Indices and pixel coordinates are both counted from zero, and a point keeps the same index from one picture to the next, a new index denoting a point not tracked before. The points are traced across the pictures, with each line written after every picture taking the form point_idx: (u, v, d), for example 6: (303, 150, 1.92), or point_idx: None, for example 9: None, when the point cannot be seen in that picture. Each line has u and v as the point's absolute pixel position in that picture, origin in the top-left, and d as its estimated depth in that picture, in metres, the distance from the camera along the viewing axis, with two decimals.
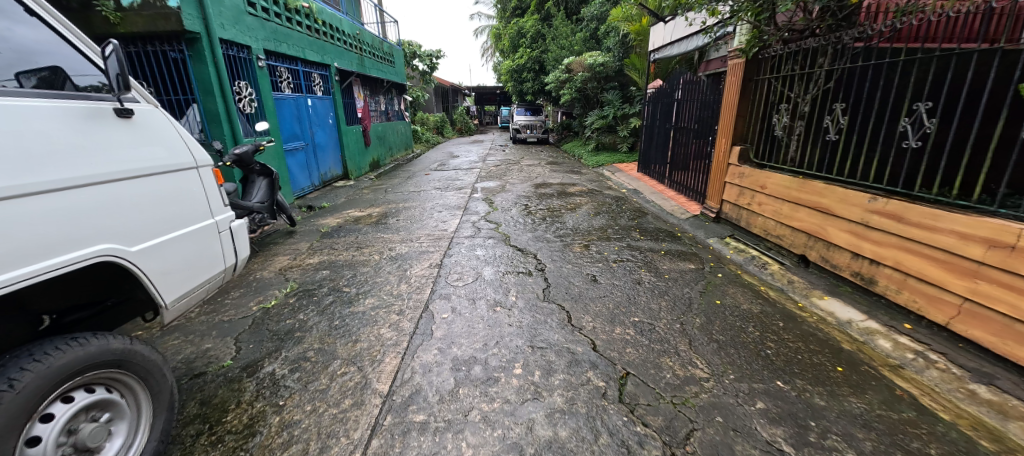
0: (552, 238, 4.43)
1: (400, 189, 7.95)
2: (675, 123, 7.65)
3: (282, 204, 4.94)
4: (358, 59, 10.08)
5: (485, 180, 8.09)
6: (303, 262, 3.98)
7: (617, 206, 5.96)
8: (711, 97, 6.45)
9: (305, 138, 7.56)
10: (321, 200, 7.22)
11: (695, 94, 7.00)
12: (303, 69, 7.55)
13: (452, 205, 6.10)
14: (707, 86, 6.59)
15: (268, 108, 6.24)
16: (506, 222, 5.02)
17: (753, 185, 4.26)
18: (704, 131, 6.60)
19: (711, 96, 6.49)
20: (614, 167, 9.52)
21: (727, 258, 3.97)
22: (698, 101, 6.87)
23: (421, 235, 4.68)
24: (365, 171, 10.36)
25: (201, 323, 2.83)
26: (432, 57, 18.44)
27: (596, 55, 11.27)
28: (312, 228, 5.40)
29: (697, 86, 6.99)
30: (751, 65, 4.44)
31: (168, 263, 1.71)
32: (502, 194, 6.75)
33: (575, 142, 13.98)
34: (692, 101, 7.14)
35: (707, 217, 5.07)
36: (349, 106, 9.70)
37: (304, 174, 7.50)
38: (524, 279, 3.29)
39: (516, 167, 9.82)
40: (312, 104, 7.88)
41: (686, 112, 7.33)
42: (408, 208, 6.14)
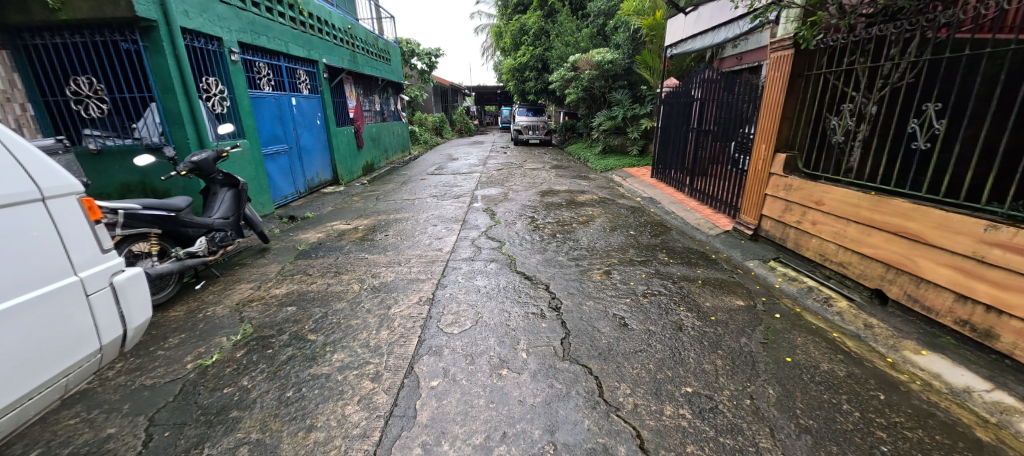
0: (566, 261, 3.76)
1: (393, 197, 7.27)
2: (694, 124, 6.97)
3: (252, 217, 4.26)
4: (350, 56, 9.40)
5: (486, 187, 7.40)
6: (268, 293, 3.31)
7: (635, 219, 5.28)
8: (736, 95, 5.78)
9: (289, 140, 6.90)
10: (305, 209, 6.56)
11: (718, 93, 6.33)
12: (286, 65, 6.90)
13: (449, 217, 5.42)
14: (732, 84, 5.93)
15: (244, 107, 5.59)
16: (511, 240, 4.35)
17: (804, 199, 3.60)
18: (729, 134, 5.93)
19: (735, 95, 5.82)
20: (625, 171, 8.83)
21: (778, 289, 3.30)
22: (721, 100, 6.21)
23: (411, 256, 4.01)
24: (357, 175, 9.69)
25: (115, 390, 2.16)
26: (430, 55, 17.79)
27: (604, 52, 10.58)
28: (289, 245, 4.72)
29: (719, 84, 6.33)
30: (801, 57, 3.75)
31: (12, 348, 1.21)
32: (504, 203, 6.07)
33: (580, 144, 13.31)
34: (714, 101, 6.47)
35: (741, 234, 4.42)
36: (340, 106, 9.03)
37: (288, 180, 6.85)
38: (536, 323, 2.62)
39: (519, 172, 9.14)
40: (297, 103, 7.20)
41: (707, 113, 6.66)
42: (400, 221, 5.46)
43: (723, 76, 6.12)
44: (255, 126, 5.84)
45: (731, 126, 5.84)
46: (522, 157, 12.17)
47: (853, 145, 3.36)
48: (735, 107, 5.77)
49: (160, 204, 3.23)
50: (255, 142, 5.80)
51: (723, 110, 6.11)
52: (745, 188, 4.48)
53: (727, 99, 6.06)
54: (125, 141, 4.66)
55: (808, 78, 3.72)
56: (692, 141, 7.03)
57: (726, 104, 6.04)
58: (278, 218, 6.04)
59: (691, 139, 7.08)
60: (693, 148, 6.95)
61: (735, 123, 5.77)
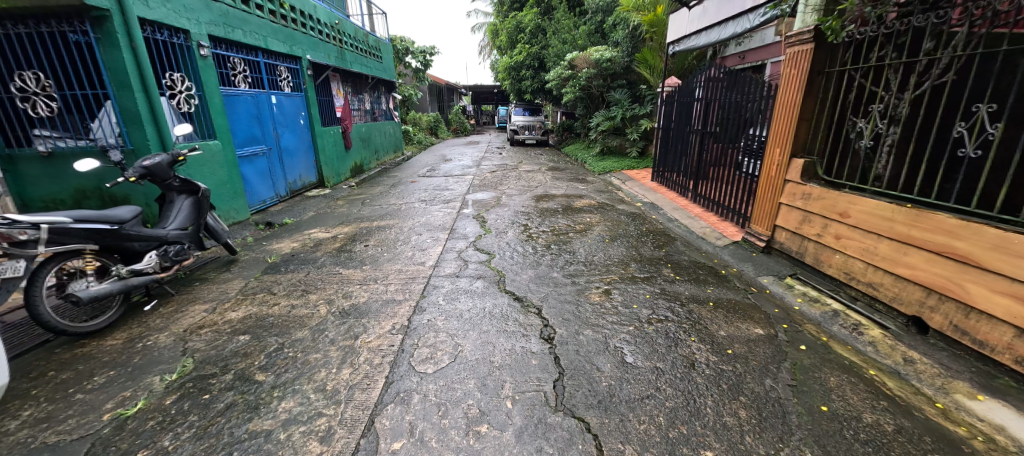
0: (561, 277, 3.37)
1: (380, 201, 6.88)
2: (696, 125, 6.62)
3: (215, 227, 3.86)
4: (337, 52, 8.99)
5: (478, 191, 7.01)
6: (222, 318, 2.91)
7: (636, 227, 4.91)
8: (742, 95, 5.44)
9: (269, 141, 6.50)
10: (284, 214, 6.16)
11: (722, 92, 5.98)
12: (266, 62, 6.51)
13: (436, 225, 5.02)
14: (736, 83, 5.59)
15: (214, 105, 5.20)
16: (501, 253, 3.96)
17: (825, 210, 3.24)
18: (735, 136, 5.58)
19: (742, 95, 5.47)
20: (624, 174, 8.46)
21: (798, 312, 2.94)
22: (726, 100, 5.86)
23: (390, 271, 3.62)
24: (345, 177, 9.28)
25: (5, 451, 1.76)
26: (425, 54, 17.36)
27: (602, 50, 10.20)
28: (259, 256, 4.32)
29: (723, 83, 5.98)
30: (822, 52, 3.39)
31: None
32: (496, 209, 5.69)
33: (577, 145, 12.94)
34: (718, 101, 6.12)
35: (752, 246, 4.05)
36: (326, 105, 8.62)
37: (267, 183, 6.44)
38: (525, 359, 2.23)
39: (514, 174, 8.75)
40: (277, 101, 6.80)
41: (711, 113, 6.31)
42: (384, 228, 5.06)
43: (727, 75, 5.78)
44: (227, 125, 5.45)
45: (737, 128, 5.50)
46: (517, 158, 11.78)
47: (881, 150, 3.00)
48: (741, 107, 5.43)
49: (101, 217, 2.86)
50: (227, 143, 5.40)
51: (727, 111, 5.77)
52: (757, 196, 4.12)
53: (731, 99, 5.72)
54: (81, 141, 4.25)
55: (830, 75, 3.36)
56: (695, 143, 6.69)
57: (731, 105, 5.71)
58: (254, 225, 5.64)
59: (693, 141, 6.72)
60: (695, 150, 6.60)
61: (741, 124, 5.42)
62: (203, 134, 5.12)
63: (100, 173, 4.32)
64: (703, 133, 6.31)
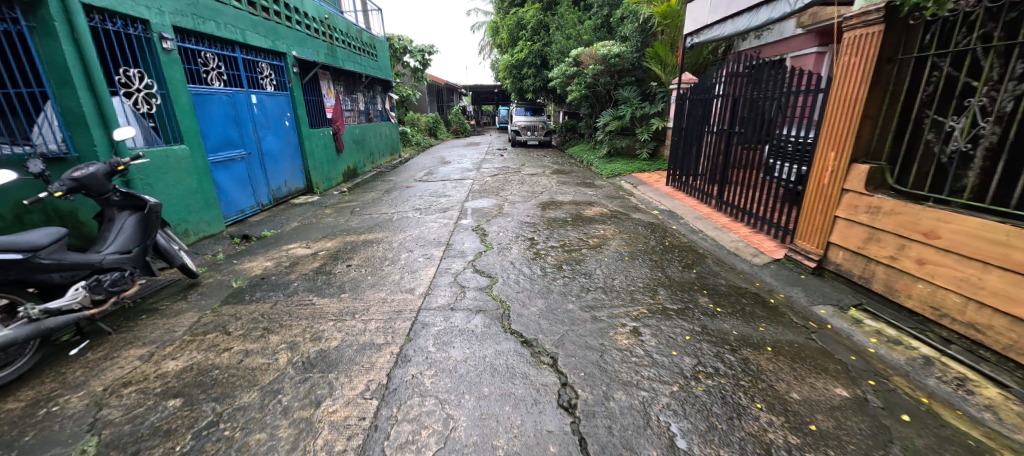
0: (579, 310, 2.76)
1: (371, 209, 6.30)
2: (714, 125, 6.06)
3: (167, 249, 3.30)
4: (327, 49, 8.42)
5: (478, 197, 6.42)
6: (156, 370, 2.32)
7: (657, 241, 4.30)
8: (768, 90, 4.87)
9: (248, 145, 5.94)
10: (264, 226, 5.59)
11: (744, 87, 5.42)
12: (245, 58, 5.95)
13: (430, 239, 4.44)
14: (761, 77, 5.03)
15: (181, 105, 4.65)
16: (505, 276, 3.38)
17: (901, 228, 2.65)
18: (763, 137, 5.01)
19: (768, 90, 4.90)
20: (635, 178, 7.87)
21: (878, 359, 2.34)
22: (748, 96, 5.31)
23: (373, 301, 3.02)
24: (336, 182, 8.70)
25: None
26: (424, 53, 16.79)
27: (609, 45, 9.64)
28: (225, 280, 3.74)
29: (745, 77, 5.41)
30: (893, 35, 2.81)
31: None
32: (498, 219, 5.11)
33: (582, 146, 12.35)
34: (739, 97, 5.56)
35: (800, 267, 3.44)
36: (315, 105, 8.05)
37: (246, 190, 5.87)
38: (541, 445, 1.64)
39: (517, 178, 8.17)
40: (258, 101, 6.22)
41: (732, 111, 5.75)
42: (372, 243, 4.48)
43: (749, 67, 5.22)
44: (197, 128, 4.89)
45: (762, 127, 4.94)
46: (519, 161, 11.21)
47: (977, 155, 2.41)
48: (768, 104, 4.87)
49: (9, 244, 2.30)
50: (197, 147, 4.83)
51: (750, 109, 5.21)
52: (803, 207, 3.53)
53: (755, 95, 5.17)
54: (20, 149, 3.53)
55: (902, 63, 2.78)
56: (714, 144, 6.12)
57: (755, 101, 5.16)
58: (229, 240, 5.08)
59: (711, 141, 6.15)
60: (715, 152, 6.02)
61: (767, 122, 4.86)
62: (167, 138, 4.56)
63: (24, 185, 3.66)
64: (722, 133, 5.74)
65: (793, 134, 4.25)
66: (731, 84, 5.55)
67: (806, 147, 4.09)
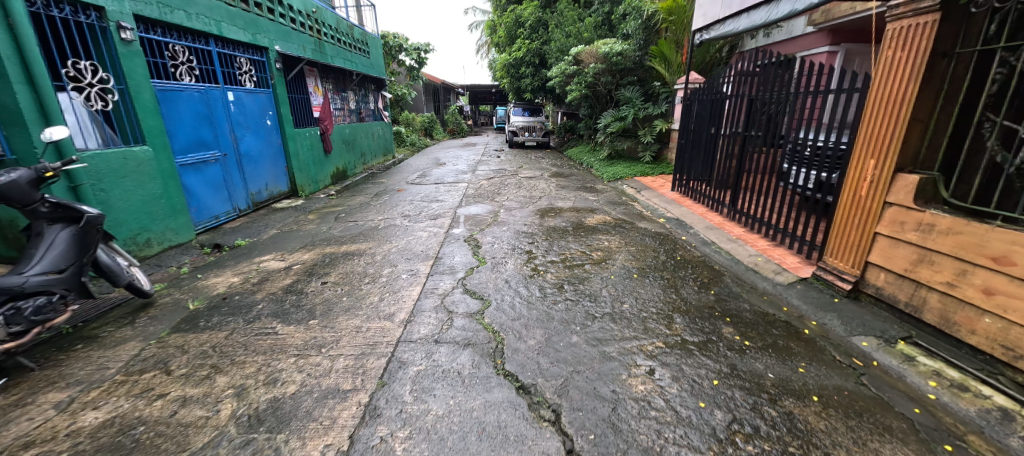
0: (585, 345, 2.35)
1: (357, 215, 5.88)
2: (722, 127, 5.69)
3: (111, 266, 2.87)
4: (315, 44, 7.98)
5: (473, 203, 6.01)
6: (68, 426, 1.89)
7: (668, 255, 3.90)
8: (783, 89, 4.52)
9: (224, 145, 5.52)
10: (239, 234, 5.16)
11: (756, 87, 5.06)
12: (221, 52, 5.53)
13: (418, 252, 4.03)
14: (774, 75, 4.67)
15: (144, 102, 4.22)
16: (499, 298, 2.96)
17: (962, 251, 2.26)
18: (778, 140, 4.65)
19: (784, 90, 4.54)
20: (638, 182, 7.48)
21: (945, 411, 1.95)
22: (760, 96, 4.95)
23: (345, 330, 2.60)
24: (324, 184, 8.27)
25: None
26: (420, 51, 16.38)
27: (611, 43, 9.12)
28: (183, 299, 3.31)
29: (757, 76, 5.05)
30: (950, 26, 2.43)
31: None
32: (492, 228, 4.70)
33: (582, 147, 11.95)
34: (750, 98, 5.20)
35: (831, 289, 3.06)
36: (301, 104, 7.61)
37: (221, 195, 5.45)
38: None
39: (514, 181, 7.76)
40: (236, 98, 5.78)
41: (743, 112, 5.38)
42: (353, 255, 4.06)
43: (761, 65, 4.85)
44: (162, 127, 4.46)
45: (776, 129, 4.58)
46: (516, 162, 10.81)
47: None
48: (782, 104, 4.51)
49: None
50: (161, 149, 4.40)
51: (762, 110, 4.86)
52: (833, 221, 3.15)
53: (767, 95, 4.81)
54: None
55: (960, 58, 2.41)
56: (723, 147, 5.75)
57: (767, 101, 4.79)
58: (199, 250, 4.65)
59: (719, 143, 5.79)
60: (724, 155, 5.66)
61: (781, 125, 4.50)
62: (127, 138, 4.13)
63: None
64: (731, 135, 5.38)
65: (814, 138, 3.90)
66: (741, 83, 5.19)
67: (829, 153, 3.73)
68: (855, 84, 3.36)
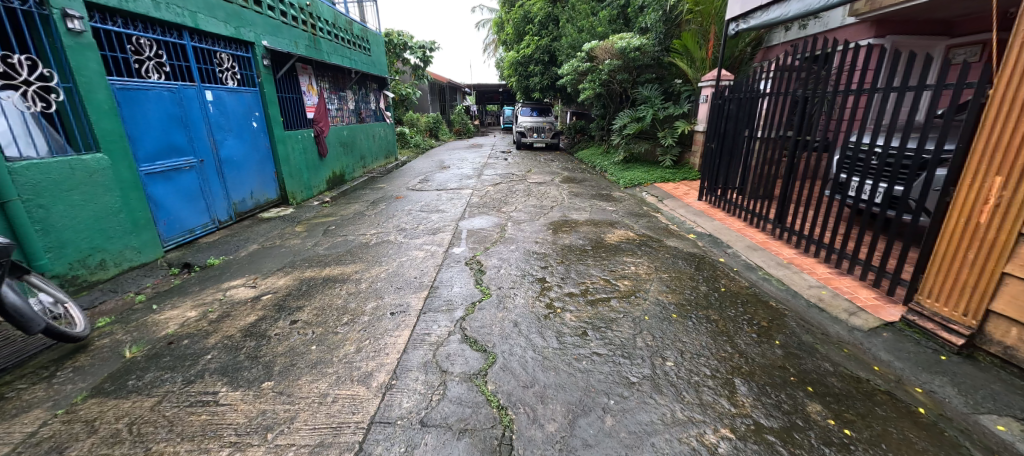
0: (625, 437, 1.71)
1: (350, 227, 5.31)
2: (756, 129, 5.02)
3: (22, 310, 2.30)
4: (308, 40, 7.41)
5: (477, 214, 5.40)
6: None
7: (710, 286, 3.22)
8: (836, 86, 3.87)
9: (202, 150, 4.97)
10: (213, 250, 4.59)
11: (800, 84, 4.40)
12: (198, 47, 4.98)
13: (411, 278, 3.42)
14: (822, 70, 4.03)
15: (100, 103, 3.68)
16: (506, 350, 2.34)
17: None
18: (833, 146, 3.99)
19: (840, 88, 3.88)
20: (659, 189, 6.81)
21: None
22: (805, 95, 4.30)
23: (306, 398, 2.00)
24: (319, 190, 7.72)
25: None
26: (424, 49, 15.76)
27: (628, 37, 8.45)
28: (123, 342, 2.72)
29: (802, 71, 4.39)
30: None
31: None
32: (499, 247, 4.08)
33: (594, 149, 11.29)
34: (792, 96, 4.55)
35: (933, 340, 2.40)
36: (293, 104, 7.05)
37: (198, 205, 4.90)
38: None
39: (523, 188, 7.13)
40: (216, 98, 5.22)
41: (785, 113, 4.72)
42: (335, 282, 3.45)
43: (806, 58, 4.20)
44: (123, 132, 3.92)
45: (827, 132, 3.92)
46: (524, 166, 10.20)
47: None
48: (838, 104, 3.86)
49: None
50: (121, 157, 3.85)
51: (809, 110, 4.21)
52: (931, 252, 2.50)
53: (815, 93, 4.16)
54: None
55: None
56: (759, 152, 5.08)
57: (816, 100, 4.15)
58: (166, 270, 4.09)
59: (753, 148, 5.12)
60: (760, 162, 4.99)
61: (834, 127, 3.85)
62: (81, 144, 3.59)
63: None
64: (770, 138, 4.71)
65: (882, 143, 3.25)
66: (781, 77, 4.52)
67: (902, 161, 3.07)
68: (943, 77, 2.71)
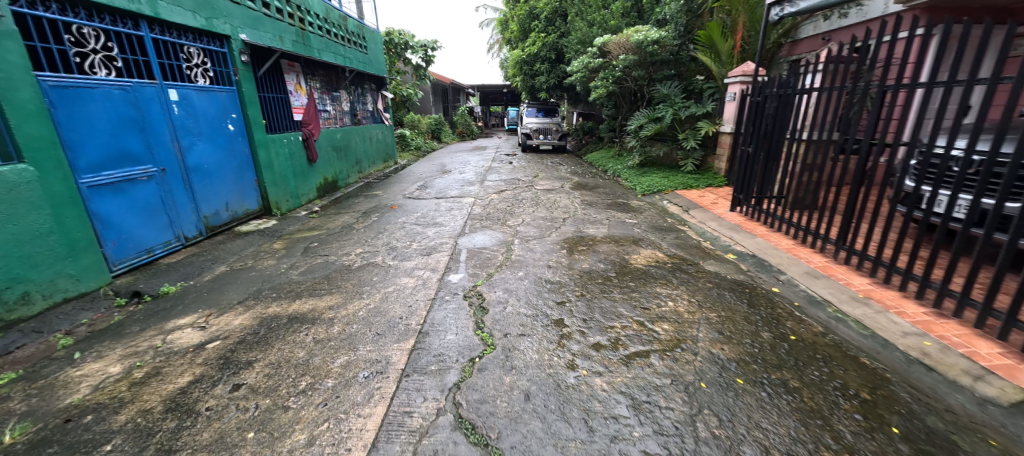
0: None
1: (336, 243, 4.68)
2: (794, 130, 4.37)
3: None
4: (296, 35, 6.77)
5: (479, 229, 4.74)
6: None
7: (775, 333, 2.52)
8: (898, 78, 3.24)
9: (163, 158, 4.34)
10: (172, 275, 3.94)
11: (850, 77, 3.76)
12: (159, 40, 4.35)
13: (396, 318, 2.76)
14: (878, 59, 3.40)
15: (22, 102, 3.05)
16: (517, 444, 1.66)
17: None
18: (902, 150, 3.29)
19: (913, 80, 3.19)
20: (682, 197, 6.11)
21: None
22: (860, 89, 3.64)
23: None
24: (309, 198, 7.09)
25: None
26: (427, 48, 15.04)
27: (644, 30, 7.77)
28: (8, 416, 2.07)
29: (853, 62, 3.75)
30: None
31: None
32: (504, 273, 3.40)
33: (604, 152, 10.60)
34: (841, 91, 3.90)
35: None
36: (278, 105, 6.42)
37: (158, 220, 4.27)
38: None
39: (531, 196, 6.46)
40: (182, 98, 4.60)
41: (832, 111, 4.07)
42: (301, 323, 2.78)
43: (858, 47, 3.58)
44: (57, 138, 3.30)
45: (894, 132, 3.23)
46: (530, 170, 9.54)
47: None
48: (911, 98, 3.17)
49: None
50: (53, 167, 3.23)
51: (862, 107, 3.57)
52: None
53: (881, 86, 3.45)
54: None
55: None
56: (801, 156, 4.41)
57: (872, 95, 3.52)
58: (111, 300, 3.45)
59: (791, 151, 4.46)
60: (800, 167, 4.32)
61: (896, 127, 3.21)
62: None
63: None
64: (813, 140, 4.05)
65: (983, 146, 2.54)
66: (825, 70, 3.88)
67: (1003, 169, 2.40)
68: None
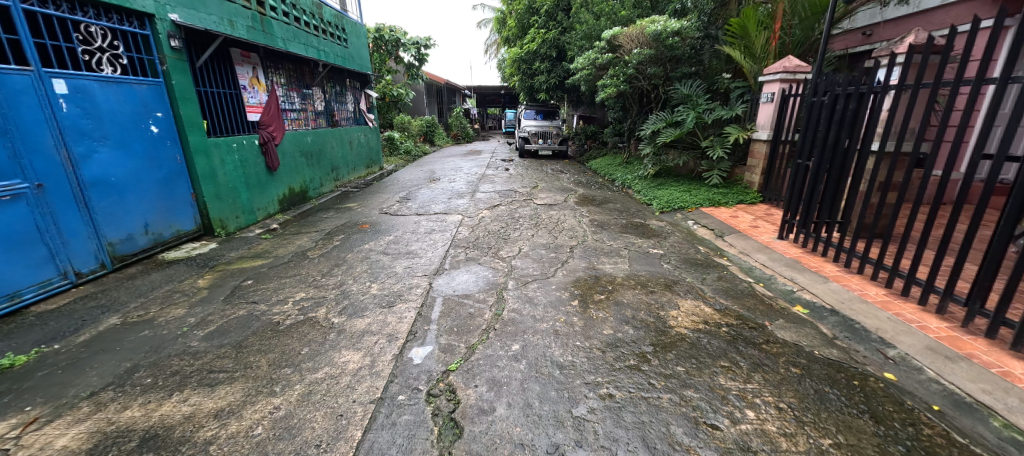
0: None
1: (277, 280, 3.61)
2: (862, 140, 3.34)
3: None
4: (251, 20, 5.68)
5: (464, 263, 3.68)
6: None
7: None
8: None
9: (43, 169, 3.27)
10: (33, 333, 2.83)
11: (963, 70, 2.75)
12: (38, 14, 3.30)
13: (309, 445, 1.68)
14: None
15: None
16: None
17: None
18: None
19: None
20: (712, 217, 5.07)
21: None
22: None
23: None
24: (268, 213, 6.00)
25: None
26: (419, 46, 13.83)
27: (662, 19, 6.76)
28: None
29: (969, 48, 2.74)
30: None
31: None
32: (490, 347, 2.34)
33: (610, 159, 9.58)
34: None
35: None
36: (226, 102, 5.33)
37: (29, 253, 3.18)
38: None
39: (530, 215, 5.40)
40: (76, 91, 3.52)
41: None
42: (153, 454, 1.69)
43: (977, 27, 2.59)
44: None
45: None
46: (529, 179, 8.49)
47: None
48: None
49: None
50: None
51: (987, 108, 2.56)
52: None
53: None
54: None
55: None
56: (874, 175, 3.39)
57: None
58: None
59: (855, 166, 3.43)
60: (872, 188, 3.30)
61: None
62: None
63: None
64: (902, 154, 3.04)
65: None
66: (906, 63, 2.89)
67: None
68: None
